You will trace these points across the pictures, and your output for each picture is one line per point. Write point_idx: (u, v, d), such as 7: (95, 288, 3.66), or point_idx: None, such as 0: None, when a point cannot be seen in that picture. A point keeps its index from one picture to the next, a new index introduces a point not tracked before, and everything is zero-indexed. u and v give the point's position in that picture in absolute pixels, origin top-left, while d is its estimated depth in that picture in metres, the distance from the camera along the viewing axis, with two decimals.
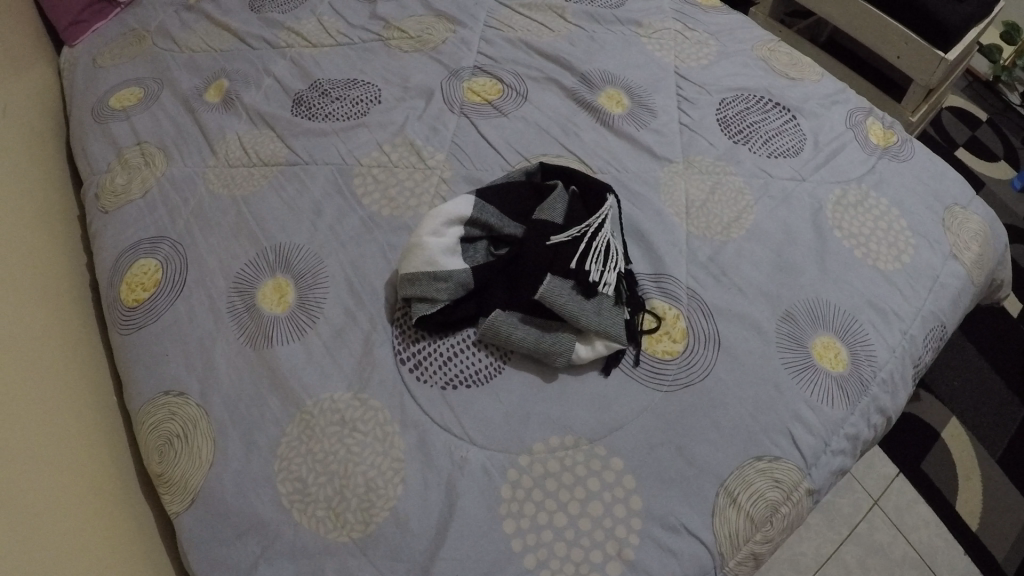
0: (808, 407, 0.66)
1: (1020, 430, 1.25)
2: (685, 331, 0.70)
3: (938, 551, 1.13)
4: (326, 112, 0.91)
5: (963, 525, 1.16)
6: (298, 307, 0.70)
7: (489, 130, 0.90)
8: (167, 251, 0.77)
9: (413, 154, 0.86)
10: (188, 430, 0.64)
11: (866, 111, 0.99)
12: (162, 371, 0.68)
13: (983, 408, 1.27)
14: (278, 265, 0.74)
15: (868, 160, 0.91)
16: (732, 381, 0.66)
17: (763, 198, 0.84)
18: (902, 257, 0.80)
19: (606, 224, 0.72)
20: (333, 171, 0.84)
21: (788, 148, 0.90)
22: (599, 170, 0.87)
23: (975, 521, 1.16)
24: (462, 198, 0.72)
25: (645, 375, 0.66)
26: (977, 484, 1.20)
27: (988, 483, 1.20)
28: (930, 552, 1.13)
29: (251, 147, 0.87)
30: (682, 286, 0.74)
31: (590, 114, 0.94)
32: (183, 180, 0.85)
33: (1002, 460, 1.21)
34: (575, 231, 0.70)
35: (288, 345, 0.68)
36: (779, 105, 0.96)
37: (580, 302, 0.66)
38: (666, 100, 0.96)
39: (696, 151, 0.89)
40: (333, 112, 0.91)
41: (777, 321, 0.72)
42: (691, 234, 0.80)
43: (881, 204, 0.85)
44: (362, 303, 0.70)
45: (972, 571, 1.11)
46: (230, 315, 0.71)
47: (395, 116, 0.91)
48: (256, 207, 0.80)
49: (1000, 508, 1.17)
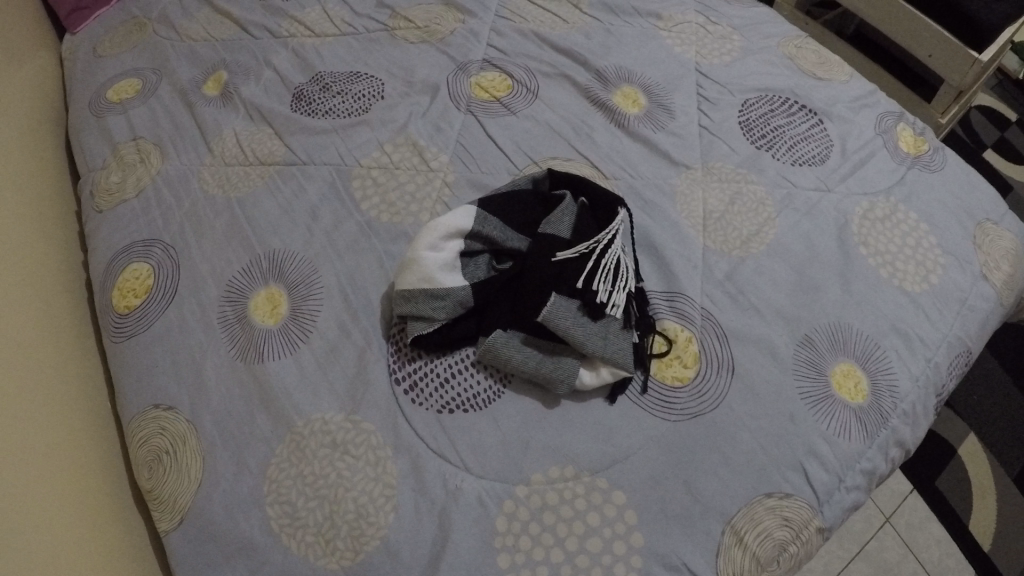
0: (824, 441, 0.63)
1: None
2: (696, 356, 0.67)
3: (949, 572, 1.10)
4: (327, 108, 0.88)
5: (977, 546, 1.12)
6: (292, 320, 0.68)
7: (496, 130, 0.86)
8: (159, 255, 0.75)
9: (415, 155, 0.82)
10: (177, 446, 0.62)
11: (896, 116, 0.93)
12: (152, 383, 0.66)
13: (1002, 425, 1.23)
14: (272, 273, 0.71)
15: (897, 170, 0.86)
16: (744, 411, 0.63)
17: (784, 211, 0.79)
18: (930, 277, 0.76)
19: (614, 240, 0.68)
20: (333, 173, 0.81)
21: (813, 156, 0.85)
22: (613, 176, 0.83)
23: (988, 542, 1.12)
24: (462, 210, 0.68)
25: (652, 404, 0.63)
26: (992, 504, 1.16)
27: (1003, 503, 1.16)
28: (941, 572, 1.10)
29: (248, 145, 0.84)
30: (695, 306, 0.71)
31: (604, 114, 0.89)
32: (179, 179, 0.82)
33: (1019, 480, 1.17)
34: (581, 248, 0.67)
35: (281, 360, 0.65)
36: (805, 108, 0.91)
37: (587, 325, 0.62)
38: (685, 101, 0.91)
39: (716, 157, 0.85)
40: (334, 108, 0.88)
41: (794, 347, 0.68)
42: (707, 249, 0.76)
43: (910, 218, 0.80)
44: (358, 317, 0.68)
45: None
46: (222, 327, 0.68)
47: (398, 114, 0.87)
48: (252, 210, 0.77)
49: (1016, 530, 1.13)
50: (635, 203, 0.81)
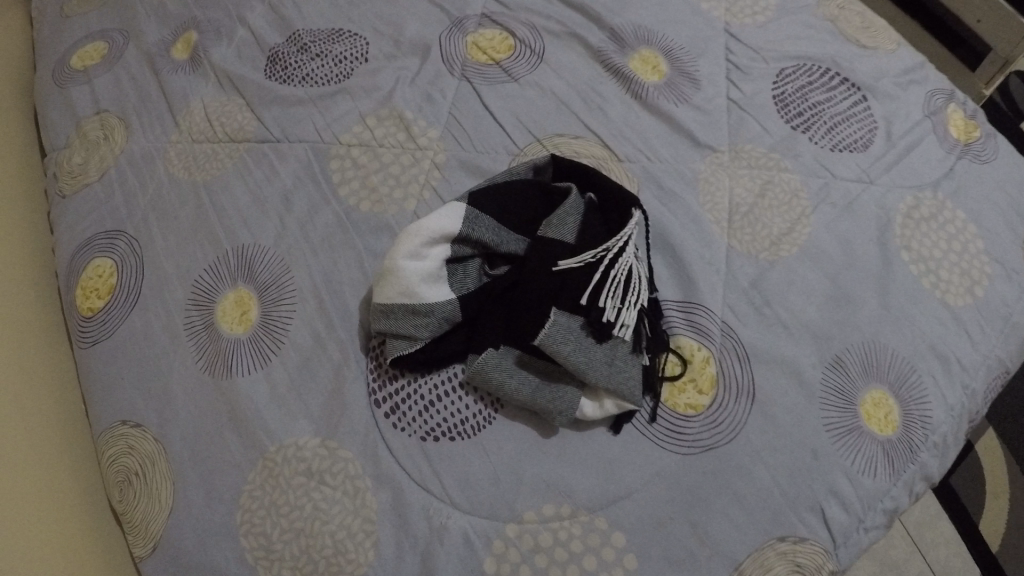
0: (847, 480, 0.58)
1: None
2: (713, 380, 0.60)
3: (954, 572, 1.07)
4: (305, 73, 0.79)
5: (984, 545, 1.08)
6: (264, 328, 0.62)
7: (495, 101, 0.76)
8: (123, 250, 0.68)
9: (401, 131, 0.74)
10: (146, 468, 0.59)
11: (946, 94, 0.82)
12: (118, 394, 0.62)
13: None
14: (241, 273, 0.65)
15: (947, 159, 0.76)
16: (761, 444, 0.57)
17: (821, 206, 0.70)
18: (974, 289, 0.68)
19: (626, 248, 0.59)
20: (311, 152, 0.73)
21: (855, 139, 0.75)
22: (626, 158, 0.74)
23: (996, 542, 1.09)
24: (448, 210, 0.59)
25: (661, 435, 0.57)
26: (1006, 503, 1.11)
27: (1018, 504, 1.11)
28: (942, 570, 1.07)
29: (218, 119, 0.76)
30: (715, 319, 0.63)
31: (618, 83, 0.79)
32: (144, 160, 0.74)
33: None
34: (588, 255, 0.58)
35: (252, 375, 0.60)
36: (847, 81, 0.80)
37: (592, 349, 0.55)
38: (711, 69, 0.80)
39: (745, 137, 0.75)
40: (312, 73, 0.79)
41: (823, 370, 0.61)
42: (732, 250, 0.67)
43: (957, 217, 0.71)
44: (335, 326, 0.61)
45: None
46: (188, 334, 0.63)
47: (383, 80, 0.78)
48: (222, 198, 0.70)
49: None
50: (651, 191, 0.72)
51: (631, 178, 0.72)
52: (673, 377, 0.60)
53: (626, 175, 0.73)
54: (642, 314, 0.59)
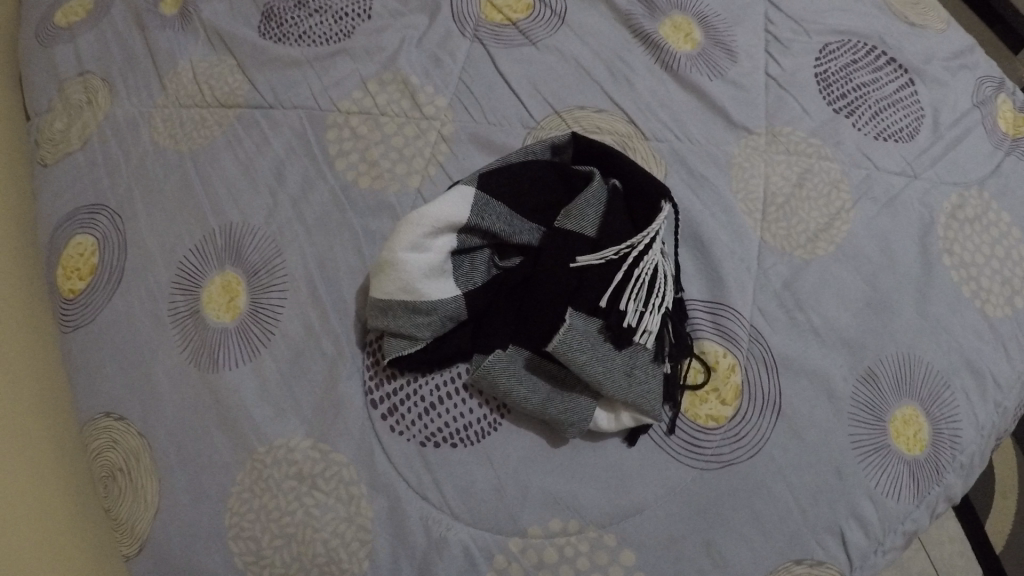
0: (869, 500, 0.55)
1: None
2: (738, 390, 0.56)
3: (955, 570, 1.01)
4: (303, 31, 0.70)
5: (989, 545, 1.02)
6: (252, 317, 0.57)
7: (511, 67, 0.68)
8: (105, 226, 0.64)
9: (406, 98, 0.66)
10: (131, 464, 0.56)
11: (996, 83, 0.76)
12: (101, 384, 0.58)
13: None
14: (227, 254, 0.60)
15: (995, 155, 0.70)
16: (784, 462, 0.54)
17: (862, 201, 0.65)
18: (1017, 299, 0.64)
19: (652, 246, 0.53)
20: (306, 119, 0.65)
21: (899, 128, 0.69)
22: (653, 137, 0.66)
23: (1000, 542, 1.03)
24: (454, 195, 0.52)
25: (679, 448, 0.54)
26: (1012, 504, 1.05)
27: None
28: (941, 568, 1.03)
29: (206, 81, 0.69)
30: (744, 324, 0.58)
31: (648, 52, 0.71)
32: (128, 127, 0.68)
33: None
34: (610, 253, 0.53)
35: (241, 369, 0.56)
36: (894, 61, 0.73)
37: (610, 357, 0.51)
38: (749, 40, 0.72)
39: (784, 119, 0.68)
40: (309, 32, 0.70)
41: (854, 383, 0.57)
42: (765, 245, 0.62)
43: (1002, 221, 0.66)
44: (328, 318, 0.56)
45: None
46: (173, 321, 0.58)
47: (388, 40, 0.69)
48: (209, 170, 0.64)
49: None
50: (681, 175, 0.65)
51: (659, 160, 0.65)
52: (696, 385, 0.55)
53: (652, 155, 0.66)
54: (666, 319, 0.54)
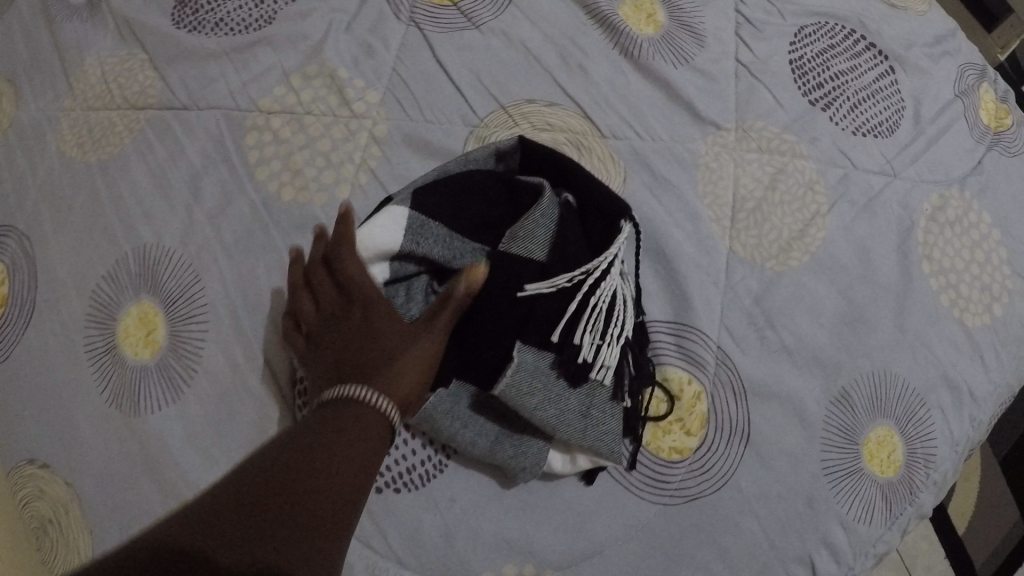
0: (841, 528, 0.53)
1: None
2: (703, 418, 0.53)
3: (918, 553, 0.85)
4: (221, 16, 0.63)
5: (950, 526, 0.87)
6: (173, 352, 0.53)
7: (451, 56, 0.61)
8: (13, 250, 0.58)
9: (334, 94, 0.59)
10: (60, 515, 0.52)
11: (978, 71, 0.71)
12: (21, 427, 0.54)
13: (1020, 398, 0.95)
14: (142, 282, 0.55)
15: (976, 151, 0.66)
16: (753, 493, 0.51)
17: (839, 203, 0.60)
18: (994, 307, 0.61)
19: (609, 271, 0.49)
20: (224, 123, 0.59)
21: (879, 122, 0.64)
22: (611, 134, 0.60)
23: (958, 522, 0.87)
24: (385, 221, 0.48)
25: (639, 484, 0.51)
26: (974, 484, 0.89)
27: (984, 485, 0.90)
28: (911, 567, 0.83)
29: (116, 80, 0.62)
30: (710, 346, 0.54)
31: (606, 34, 0.64)
32: (32, 134, 0.62)
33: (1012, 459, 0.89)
34: (561, 280, 0.48)
35: (164, 411, 0.52)
36: (873, 47, 0.67)
37: (564, 397, 0.47)
38: (717, 22, 0.66)
39: (755, 112, 0.62)
40: (227, 17, 0.63)
41: (826, 406, 0.54)
42: (733, 257, 0.57)
43: (982, 222, 0.63)
44: (255, 354, 0.52)
45: None
46: (91, 358, 0.54)
47: (313, 27, 0.62)
48: (123, 185, 0.58)
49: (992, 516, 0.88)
50: (642, 178, 0.59)
51: (617, 161, 0.60)
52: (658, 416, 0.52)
53: (610, 156, 0.60)
54: (625, 350, 0.50)
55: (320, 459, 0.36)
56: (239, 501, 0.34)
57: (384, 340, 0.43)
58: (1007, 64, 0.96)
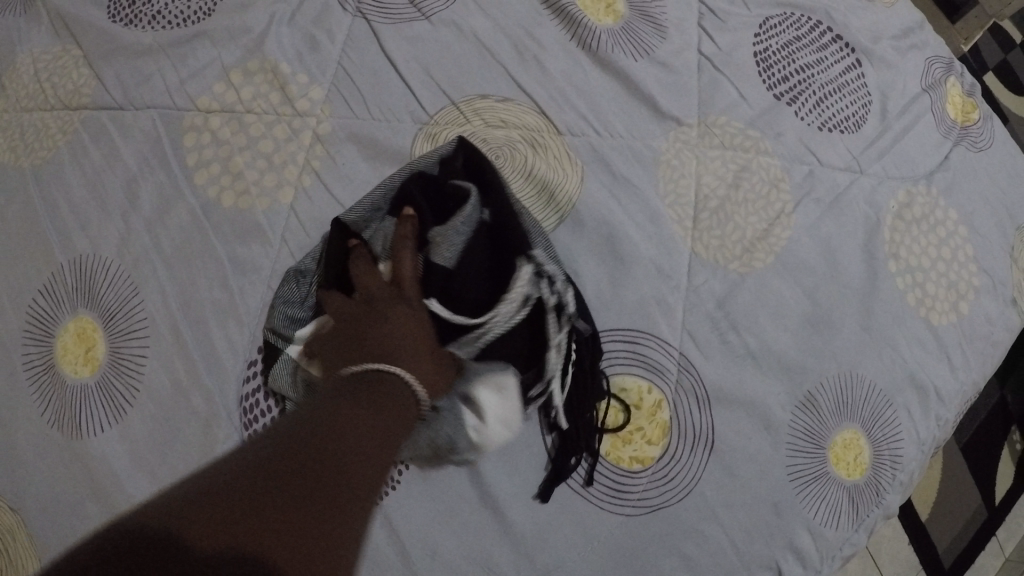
0: (808, 533, 0.52)
1: (993, 416, 0.91)
2: (665, 426, 0.52)
3: (883, 541, 0.85)
4: (156, 9, 0.59)
5: (913, 514, 0.87)
6: (114, 370, 0.50)
7: (402, 50, 0.59)
8: None
9: (276, 91, 0.56)
10: (7, 542, 0.50)
11: (945, 64, 0.70)
12: None
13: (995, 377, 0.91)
14: (79, 296, 0.52)
15: (942, 146, 0.65)
16: (718, 501, 0.51)
17: (804, 201, 0.59)
18: (959, 304, 0.60)
19: (502, 305, 0.48)
20: (161, 124, 0.56)
21: (845, 116, 0.63)
22: (569, 131, 0.58)
23: (925, 510, 0.87)
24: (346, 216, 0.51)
25: (601, 496, 0.50)
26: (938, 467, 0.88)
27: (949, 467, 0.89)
28: (877, 554, 0.84)
29: (47, 78, 0.58)
30: (671, 354, 0.53)
31: (564, 27, 0.62)
32: None
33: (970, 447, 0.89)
34: (460, 299, 0.49)
35: (105, 432, 0.49)
36: (839, 40, 0.66)
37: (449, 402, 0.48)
38: (680, 13, 0.64)
39: (718, 107, 0.61)
40: (163, 9, 0.59)
41: (791, 410, 0.53)
42: (696, 259, 0.56)
43: (949, 218, 0.62)
44: (196, 369, 0.50)
45: (913, 565, 0.85)
46: (28, 377, 0.51)
47: (254, 18, 0.59)
48: (55, 191, 0.55)
49: (953, 494, 0.88)
50: (601, 178, 0.57)
51: (574, 159, 0.58)
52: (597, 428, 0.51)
53: (567, 154, 0.58)
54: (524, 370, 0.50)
55: (345, 434, 0.31)
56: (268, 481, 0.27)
57: (405, 332, 0.42)
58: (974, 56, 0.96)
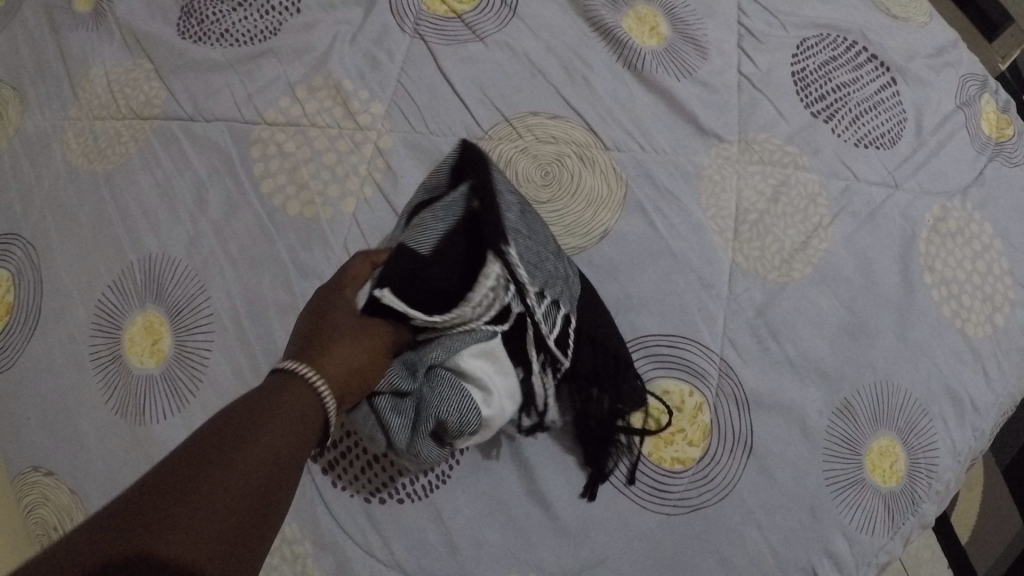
0: (844, 538, 0.53)
1: None
2: (705, 429, 0.53)
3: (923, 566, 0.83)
4: (226, 28, 0.63)
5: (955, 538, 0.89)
6: (180, 362, 0.53)
7: (456, 69, 0.62)
8: (19, 258, 0.59)
9: (339, 106, 0.60)
10: (64, 523, 0.52)
11: (980, 82, 0.72)
12: (25, 436, 0.54)
13: None
14: (148, 292, 0.55)
15: (978, 161, 0.66)
16: (755, 503, 0.52)
17: (840, 215, 0.61)
18: (996, 317, 0.61)
19: (472, 299, 0.46)
20: (229, 135, 0.59)
21: (881, 133, 0.64)
22: (614, 147, 0.61)
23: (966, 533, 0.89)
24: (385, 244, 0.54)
25: (643, 495, 0.52)
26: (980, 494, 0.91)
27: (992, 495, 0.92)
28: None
29: (122, 90, 0.62)
30: (713, 359, 0.55)
31: (609, 48, 0.64)
32: (39, 141, 0.62)
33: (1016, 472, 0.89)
34: (432, 301, 0.46)
35: (170, 420, 0.52)
36: (875, 59, 0.67)
37: (447, 384, 0.47)
38: (720, 35, 0.66)
39: (757, 124, 0.63)
40: (233, 29, 0.63)
41: (829, 416, 0.55)
42: (735, 269, 0.58)
43: (985, 232, 0.63)
44: (261, 364, 0.53)
45: None
46: (95, 367, 0.54)
47: (318, 38, 0.62)
48: (128, 194, 0.59)
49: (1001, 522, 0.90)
50: (644, 191, 0.60)
51: (619, 174, 0.60)
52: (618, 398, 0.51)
53: (612, 169, 0.60)
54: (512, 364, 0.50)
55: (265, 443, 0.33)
56: (142, 509, 0.29)
57: (337, 336, 0.41)
58: (1008, 74, 0.96)
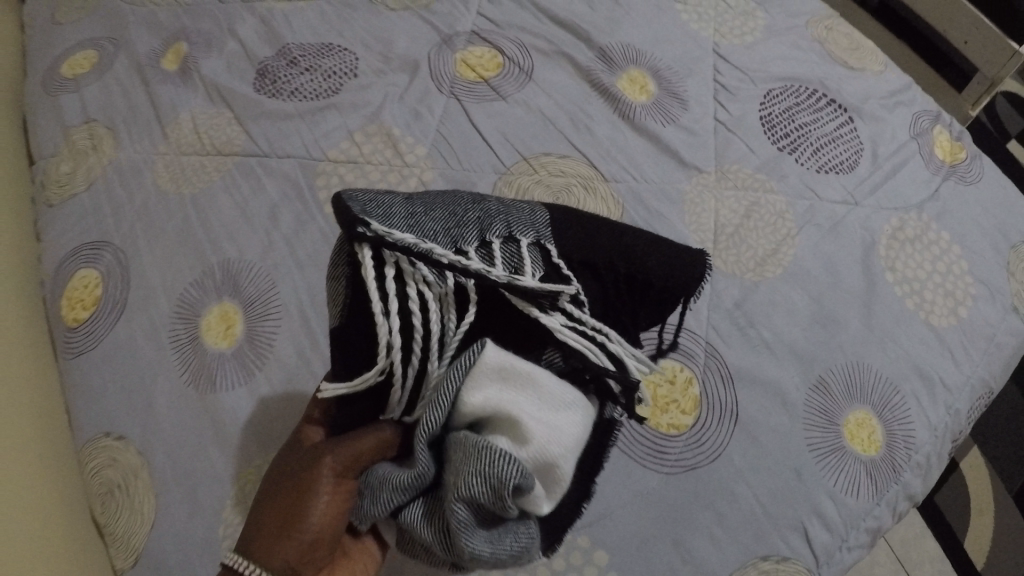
0: (830, 499, 0.58)
1: None
2: (696, 400, 0.60)
3: None
4: (295, 87, 0.77)
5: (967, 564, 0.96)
6: (248, 343, 0.62)
7: (483, 117, 0.74)
8: (108, 260, 0.69)
9: (389, 148, 0.72)
10: (128, 482, 0.58)
11: (931, 116, 0.82)
12: (101, 407, 0.62)
13: None
14: (223, 286, 0.65)
15: (932, 181, 0.76)
16: (744, 465, 0.58)
17: (807, 227, 0.70)
18: (958, 310, 0.68)
19: (386, 320, 0.40)
20: (295, 168, 0.71)
21: (840, 160, 0.75)
22: (613, 178, 0.71)
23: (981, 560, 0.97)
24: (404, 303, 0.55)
25: (643, 456, 0.58)
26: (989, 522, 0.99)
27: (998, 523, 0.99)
28: None
29: (205, 132, 0.75)
30: (698, 341, 0.63)
31: (607, 102, 0.76)
32: (130, 169, 0.74)
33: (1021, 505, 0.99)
34: (367, 352, 0.42)
35: (236, 390, 0.60)
36: (834, 102, 0.79)
37: (462, 451, 0.38)
38: (698, 89, 0.78)
39: (732, 158, 0.73)
40: (300, 88, 0.77)
41: (807, 391, 0.61)
42: (717, 272, 0.66)
43: (942, 238, 0.71)
44: (318, 348, 0.61)
45: None
46: (173, 348, 0.63)
47: (372, 95, 0.75)
48: (207, 211, 0.70)
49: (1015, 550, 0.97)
50: (636, 211, 0.70)
51: (617, 200, 0.70)
52: (647, 310, 0.48)
53: (612, 196, 0.70)
54: (532, 354, 0.43)
55: None
56: None
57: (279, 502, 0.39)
58: None
